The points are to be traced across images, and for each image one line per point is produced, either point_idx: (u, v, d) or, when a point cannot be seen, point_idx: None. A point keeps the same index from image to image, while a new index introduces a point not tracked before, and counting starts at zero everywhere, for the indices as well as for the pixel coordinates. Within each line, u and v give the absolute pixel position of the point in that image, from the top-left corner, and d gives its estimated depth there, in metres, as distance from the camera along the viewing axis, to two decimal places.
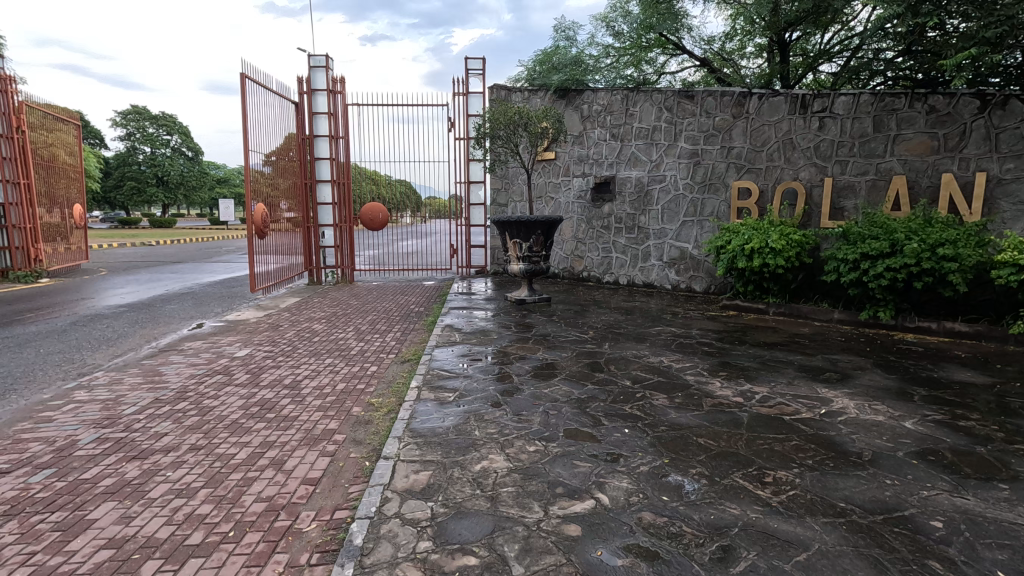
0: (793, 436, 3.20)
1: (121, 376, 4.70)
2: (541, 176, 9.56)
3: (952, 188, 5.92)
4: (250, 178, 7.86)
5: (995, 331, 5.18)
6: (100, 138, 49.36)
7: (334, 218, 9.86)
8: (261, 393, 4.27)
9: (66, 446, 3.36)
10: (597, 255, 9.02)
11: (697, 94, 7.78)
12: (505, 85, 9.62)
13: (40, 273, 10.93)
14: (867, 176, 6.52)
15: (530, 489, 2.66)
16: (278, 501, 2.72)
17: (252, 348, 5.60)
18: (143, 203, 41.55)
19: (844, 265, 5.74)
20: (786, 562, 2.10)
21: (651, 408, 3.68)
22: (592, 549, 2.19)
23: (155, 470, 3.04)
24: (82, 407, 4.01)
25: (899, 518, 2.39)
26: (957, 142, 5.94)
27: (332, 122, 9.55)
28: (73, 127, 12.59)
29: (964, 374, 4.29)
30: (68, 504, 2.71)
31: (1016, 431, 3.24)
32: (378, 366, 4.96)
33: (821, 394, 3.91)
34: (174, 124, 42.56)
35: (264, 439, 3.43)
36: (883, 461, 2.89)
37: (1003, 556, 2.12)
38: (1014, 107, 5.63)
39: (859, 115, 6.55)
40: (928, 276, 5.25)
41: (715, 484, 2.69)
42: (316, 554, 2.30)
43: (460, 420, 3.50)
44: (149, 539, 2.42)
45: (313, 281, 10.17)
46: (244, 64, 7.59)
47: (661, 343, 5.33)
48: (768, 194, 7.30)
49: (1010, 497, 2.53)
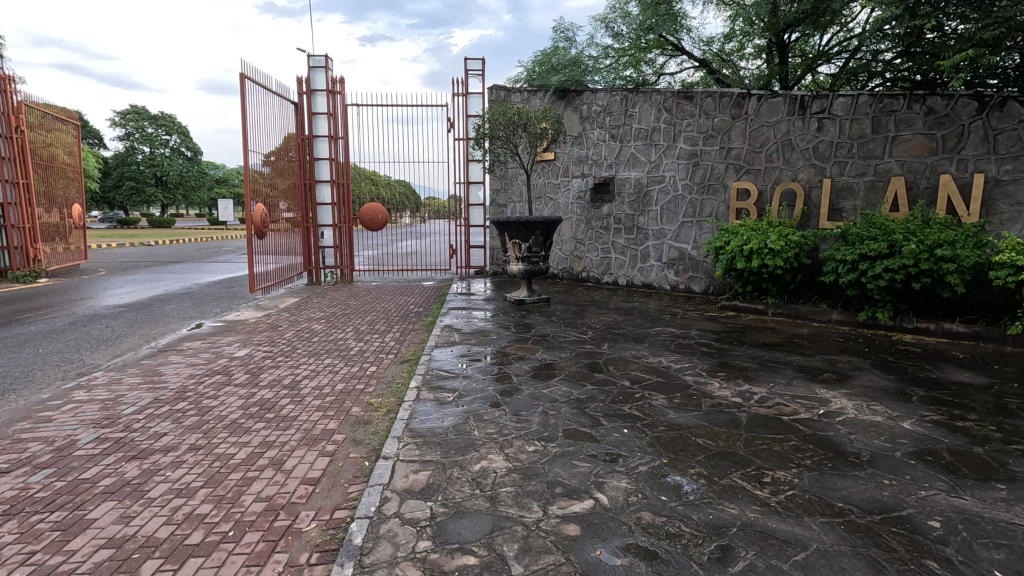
0: (792, 437, 3.21)
1: (121, 376, 4.70)
2: (541, 176, 9.57)
3: (951, 189, 5.93)
4: (250, 178, 7.88)
5: (993, 332, 5.20)
6: (100, 138, 49.31)
7: (333, 218, 9.86)
8: (261, 393, 4.28)
9: (66, 446, 3.36)
10: (597, 255, 9.02)
11: (696, 95, 7.79)
12: (505, 85, 9.63)
13: (39, 273, 10.93)
14: (866, 177, 6.54)
15: (530, 489, 2.66)
16: (278, 501, 2.73)
17: (252, 348, 5.61)
18: (143, 203, 41.56)
19: (843, 266, 5.75)
20: (785, 562, 2.10)
21: (651, 408, 3.69)
22: (591, 549, 2.19)
23: (155, 470, 3.04)
24: (81, 407, 4.01)
25: (897, 518, 2.39)
26: (955, 143, 5.96)
27: (332, 123, 9.55)
28: (73, 127, 12.60)
29: (962, 375, 4.30)
30: (68, 504, 2.70)
31: (1014, 431, 3.25)
32: (378, 366, 4.97)
33: (820, 394, 3.92)
34: (173, 124, 42.54)
35: (264, 439, 3.43)
36: (882, 461, 2.90)
37: (1001, 556, 2.13)
38: (1012, 109, 5.64)
39: (858, 116, 6.56)
40: (926, 277, 5.27)
41: (714, 484, 2.69)
42: (316, 554, 2.31)
43: (460, 420, 3.51)
44: (149, 539, 2.42)
45: (312, 281, 10.18)
46: (242, 64, 7.62)
47: (660, 343, 5.35)
48: (767, 194, 7.31)
49: (1007, 498, 2.54)
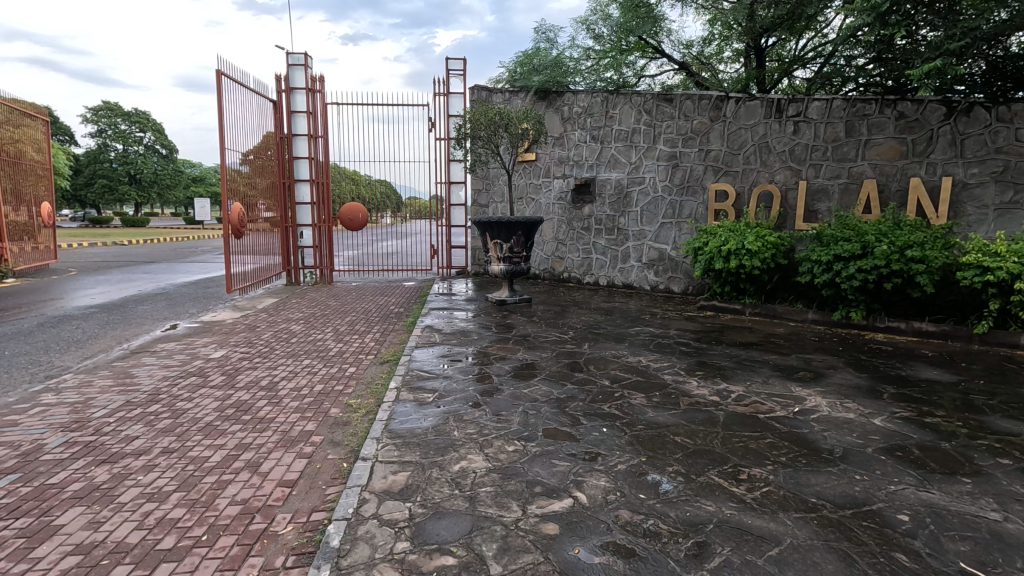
0: (768, 434, 3.26)
1: (91, 379, 4.59)
2: (522, 176, 9.56)
3: (920, 192, 6.09)
4: (227, 177, 7.72)
5: (960, 331, 5.35)
6: (69, 134, 47.72)
7: (312, 218, 9.75)
8: (236, 394, 4.21)
9: (31, 450, 3.26)
10: (578, 256, 9.06)
11: (675, 97, 7.89)
12: (486, 85, 9.59)
13: (5, 273, 10.55)
14: (840, 179, 6.68)
15: (509, 489, 2.66)
16: (253, 503, 2.69)
17: (228, 349, 5.54)
18: (115, 203, 40.69)
19: (818, 267, 5.87)
20: (759, 557, 2.14)
21: (629, 407, 3.71)
22: (570, 547, 2.20)
23: (126, 475, 2.97)
24: (49, 410, 3.90)
25: (867, 513, 2.45)
26: (925, 147, 6.13)
27: (311, 121, 9.45)
28: (42, 123, 12.21)
29: (930, 373, 4.41)
30: (33, 510, 2.63)
31: (980, 426, 3.35)
32: (357, 366, 4.94)
33: (795, 392, 3.99)
34: (148, 121, 41.56)
35: (239, 442, 3.37)
36: (853, 457, 2.97)
37: (966, 548, 2.20)
38: (978, 114, 5.84)
39: (833, 120, 6.70)
40: (897, 277, 5.40)
41: (691, 481, 2.72)
42: (292, 557, 2.28)
43: (440, 420, 3.50)
44: (119, 544, 2.37)
45: (291, 282, 10.04)
46: (220, 60, 7.45)
47: (639, 343, 5.40)
48: (744, 196, 7.43)
49: (973, 490, 2.62)
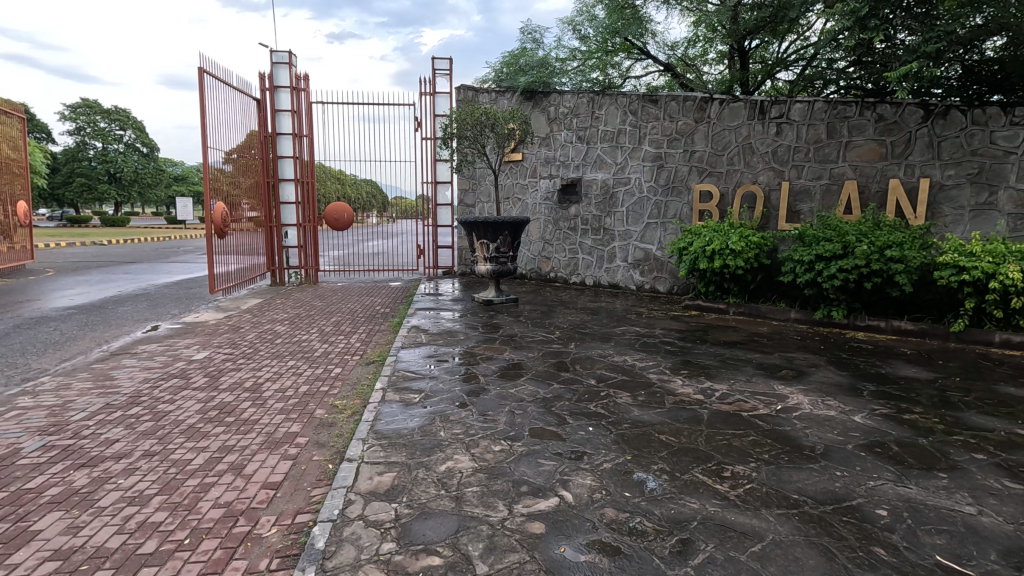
0: (751, 432, 3.30)
1: (69, 382, 4.50)
2: (508, 176, 9.58)
3: (899, 194, 6.21)
4: (209, 176, 7.62)
5: (937, 329, 5.46)
6: (46, 132, 46.64)
7: (297, 218, 9.67)
8: (220, 397, 4.15)
9: (8, 455, 3.20)
10: (565, 256, 9.08)
11: (661, 98, 7.94)
12: (473, 85, 9.57)
13: None
14: (822, 180, 6.78)
15: (495, 489, 2.66)
16: (237, 505, 2.67)
17: (211, 350, 5.47)
18: (95, 203, 39.92)
19: (800, 266, 5.96)
20: (742, 553, 2.17)
21: (615, 406, 3.74)
22: (556, 547, 2.21)
23: (106, 478, 2.92)
24: (25, 414, 3.81)
25: (848, 508, 2.49)
26: (903, 149, 6.24)
27: (295, 120, 9.35)
28: (18, 120, 11.83)
29: (909, 370, 4.50)
30: (10, 516, 2.58)
31: (956, 422, 3.43)
32: (342, 367, 4.91)
33: (778, 390, 4.05)
34: (128, 119, 40.81)
35: (223, 443, 3.34)
36: (835, 454, 3.02)
37: (941, 541, 2.25)
38: (955, 117, 5.97)
39: (815, 121, 6.80)
40: (877, 277, 5.49)
41: (676, 479, 2.75)
42: (277, 559, 2.26)
43: (426, 420, 3.49)
44: (99, 548, 2.33)
45: (275, 282, 9.94)
46: (202, 58, 7.32)
47: (625, 342, 5.43)
48: (728, 196, 7.51)
49: (949, 485, 2.68)
